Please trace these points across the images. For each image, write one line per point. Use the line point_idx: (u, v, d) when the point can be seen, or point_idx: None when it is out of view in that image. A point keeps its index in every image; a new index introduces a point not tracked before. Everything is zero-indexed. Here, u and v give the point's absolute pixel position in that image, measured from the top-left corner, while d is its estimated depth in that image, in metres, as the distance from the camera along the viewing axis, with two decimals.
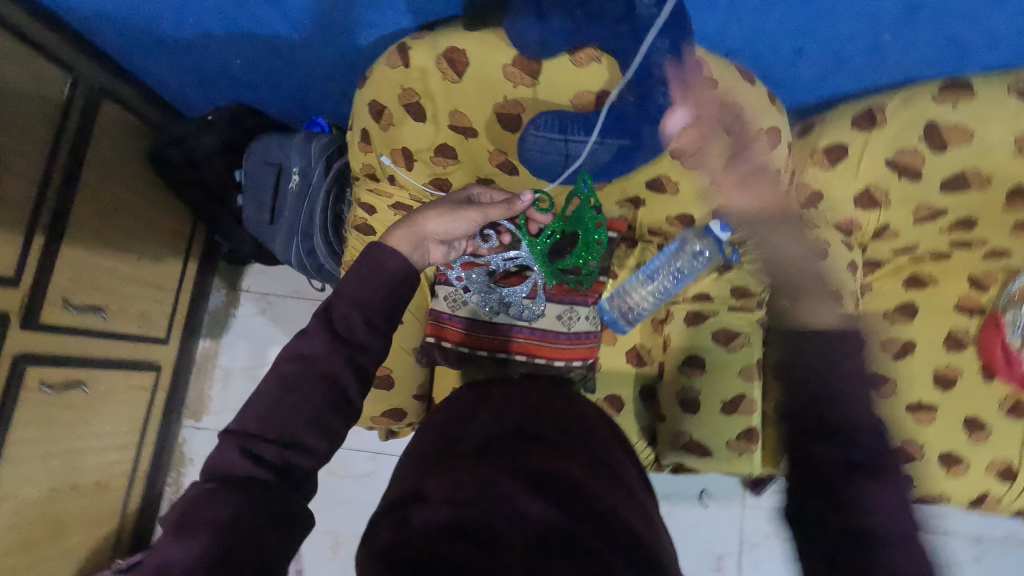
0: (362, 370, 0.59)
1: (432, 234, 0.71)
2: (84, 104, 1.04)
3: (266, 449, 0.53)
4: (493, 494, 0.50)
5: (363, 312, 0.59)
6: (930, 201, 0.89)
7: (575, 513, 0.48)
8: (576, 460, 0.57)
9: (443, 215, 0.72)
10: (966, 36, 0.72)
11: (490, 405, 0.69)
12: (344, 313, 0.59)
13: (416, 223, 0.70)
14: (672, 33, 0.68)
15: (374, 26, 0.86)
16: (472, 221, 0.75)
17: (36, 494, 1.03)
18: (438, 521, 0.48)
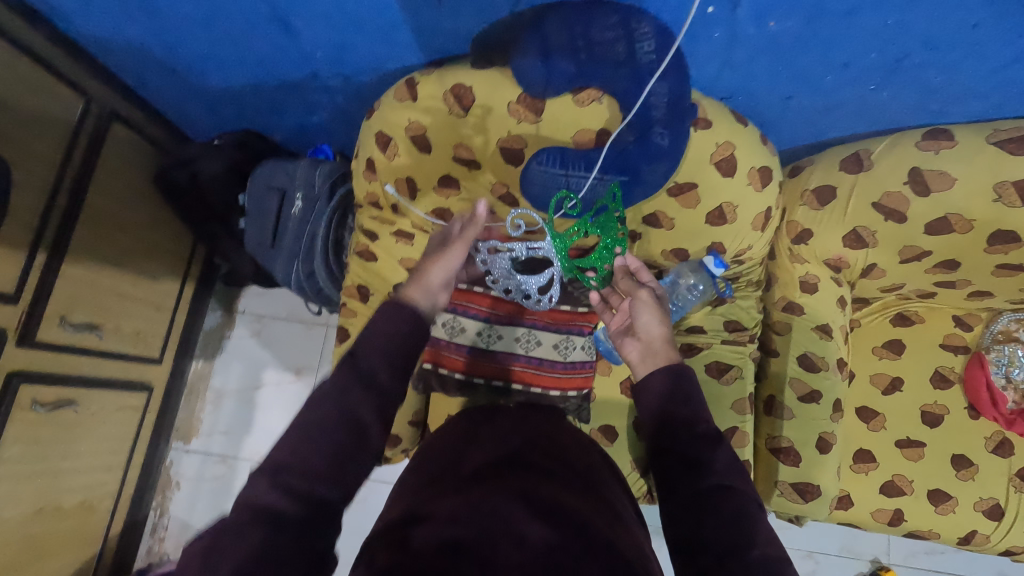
0: (382, 412, 0.59)
1: (439, 283, 0.71)
2: (95, 126, 1.06)
3: (297, 481, 0.54)
4: (488, 513, 0.51)
5: (386, 357, 0.61)
6: (915, 243, 0.92)
7: (573, 540, 0.49)
8: (576, 489, 0.58)
9: (444, 260, 0.72)
10: (946, 90, 0.77)
11: (490, 430, 0.70)
12: (369, 356, 0.60)
13: (421, 277, 0.70)
14: (670, 79, 0.72)
15: (383, 61, 0.89)
16: (463, 252, 0.73)
17: (19, 515, 1.01)
18: (436, 537, 0.49)
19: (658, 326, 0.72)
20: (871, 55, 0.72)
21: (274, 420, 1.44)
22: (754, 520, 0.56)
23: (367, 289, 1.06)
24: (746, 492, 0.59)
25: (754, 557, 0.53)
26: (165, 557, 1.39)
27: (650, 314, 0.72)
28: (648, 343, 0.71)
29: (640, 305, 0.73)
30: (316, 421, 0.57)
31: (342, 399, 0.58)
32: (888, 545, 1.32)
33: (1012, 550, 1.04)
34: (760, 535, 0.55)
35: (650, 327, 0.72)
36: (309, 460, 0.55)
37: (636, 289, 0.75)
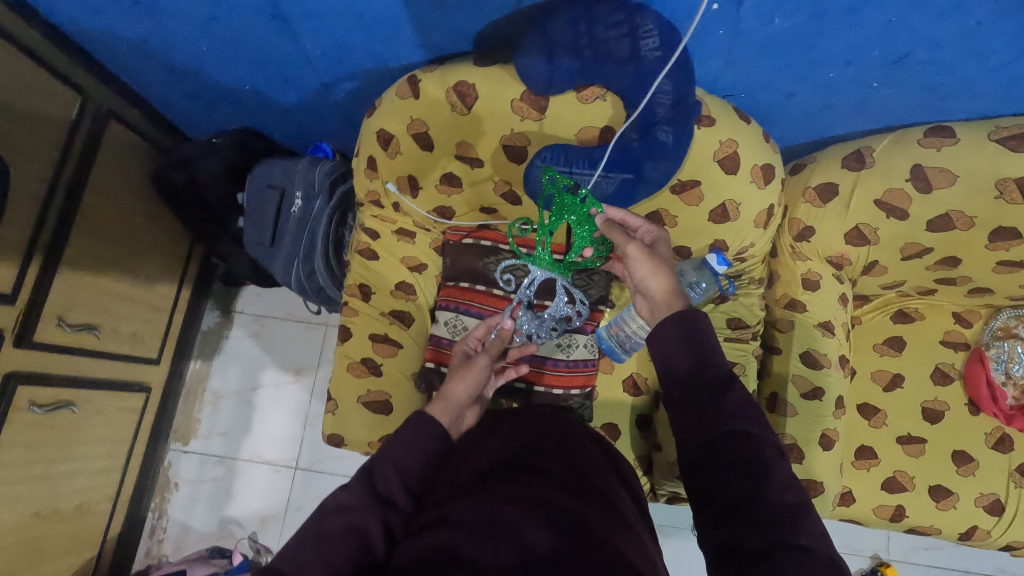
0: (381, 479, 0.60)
1: (463, 396, 0.77)
2: (91, 124, 1.05)
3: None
4: (489, 521, 0.50)
5: (401, 472, 0.60)
6: (917, 239, 0.92)
7: (575, 544, 0.48)
8: (580, 494, 0.57)
9: (463, 377, 0.79)
10: (948, 87, 0.77)
11: (495, 436, 0.69)
12: (384, 471, 0.60)
13: (445, 394, 0.77)
14: (676, 76, 0.72)
15: (384, 59, 0.89)
16: (484, 367, 0.82)
17: (17, 518, 1.00)
18: (443, 540, 0.49)
19: (656, 279, 0.68)
20: (875, 51, 0.72)
21: (273, 421, 1.43)
22: (770, 468, 0.53)
23: (369, 289, 1.05)
24: (761, 435, 0.55)
25: (767, 509, 0.51)
26: (163, 559, 1.38)
27: (647, 269, 0.69)
28: (652, 301, 0.68)
29: (633, 261, 0.71)
30: (324, 535, 0.54)
31: (346, 513, 0.56)
32: (888, 541, 1.33)
33: (1012, 544, 1.04)
34: (775, 482, 0.52)
35: (651, 284, 0.68)
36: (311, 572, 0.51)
37: (625, 242, 0.71)
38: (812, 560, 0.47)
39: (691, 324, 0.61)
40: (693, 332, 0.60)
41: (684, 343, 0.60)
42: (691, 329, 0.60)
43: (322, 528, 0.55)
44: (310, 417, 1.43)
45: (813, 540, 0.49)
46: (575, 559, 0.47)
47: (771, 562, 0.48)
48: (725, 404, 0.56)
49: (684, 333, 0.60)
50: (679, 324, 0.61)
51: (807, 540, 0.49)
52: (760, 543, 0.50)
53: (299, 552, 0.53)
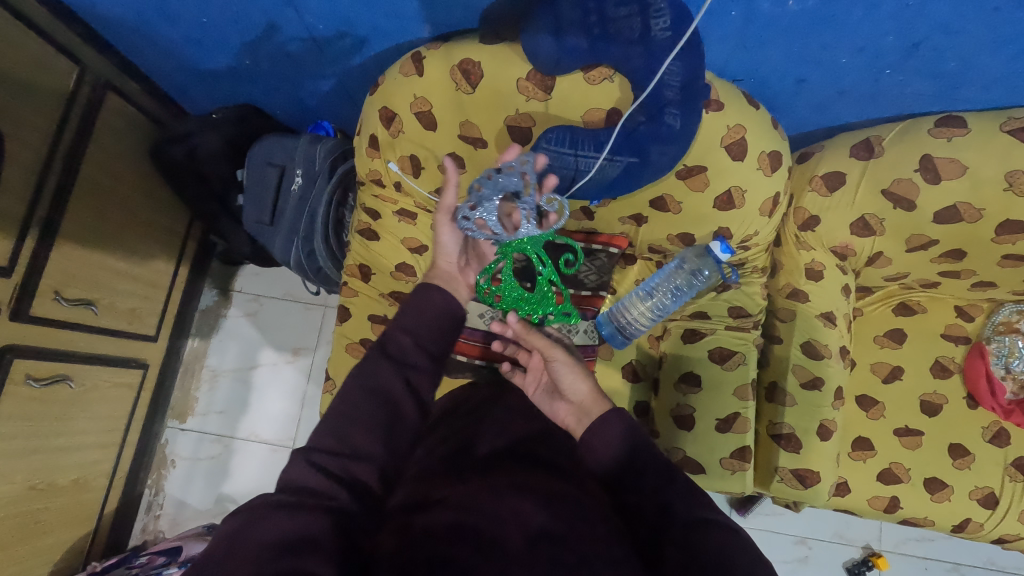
0: (415, 390, 0.61)
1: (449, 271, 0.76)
2: (89, 95, 1.04)
3: (328, 461, 0.55)
4: (495, 512, 0.52)
5: (416, 340, 0.63)
6: (922, 231, 0.91)
7: (569, 525, 0.52)
8: (578, 484, 0.59)
9: (446, 246, 0.76)
10: (962, 76, 0.76)
11: (498, 414, 0.71)
12: (397, 340, 0.62)
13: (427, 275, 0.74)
14: (686, 57, 0.70)
15: (388, 35, 0.87)
16: (450, 229, 0.75)
17: (14, 491, 1.00)
18: (440, 523, 0.51)
19: (581, 383, 0.67)
20: (889, 37, 0.70)
21: (272, 401, 1.43)
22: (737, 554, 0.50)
23: (369, 269, 1.05)
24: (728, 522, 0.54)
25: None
26: (160, 535, 1.38)
27: (571, 371, 0.67)
28: (577, 403, 0.67)
29: (557, 368, 0.68)
30: (347, 404, 0.58)
31: (370, 379, 0.59)
32: (880, 532, 1.34)
33: (1004, 538, 1.05)
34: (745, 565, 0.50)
35: (575, 388, 0.67)
36: (347, 444, 0.56)
37: (551, 349, 0.68)
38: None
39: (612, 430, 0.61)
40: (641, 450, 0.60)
41: (623, 436, 0.61)
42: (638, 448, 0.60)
43: (348, 395, 0.59)
44: (308, 399, 1.43)
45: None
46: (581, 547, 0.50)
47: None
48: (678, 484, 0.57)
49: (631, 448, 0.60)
50: (619, 423, 0.62)
51: None
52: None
53: (332, 427, 0.57)
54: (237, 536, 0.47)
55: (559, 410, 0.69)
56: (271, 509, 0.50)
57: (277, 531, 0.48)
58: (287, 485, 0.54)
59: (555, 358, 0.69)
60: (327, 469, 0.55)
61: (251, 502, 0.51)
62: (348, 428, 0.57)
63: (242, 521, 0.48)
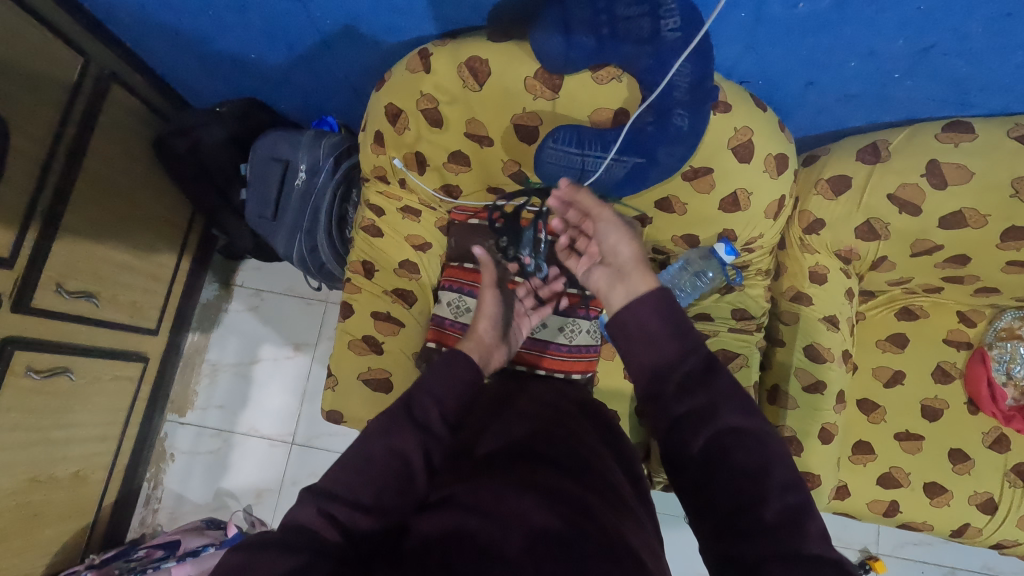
0: (429, 460, 0.60)
1: (488, 334, 0.80)
2: (93, 86, 1.03)
3: (339, 510, 0.54)
4: (495, 507, 0.50)
5: (440, 407, 0.64)
6: (927, 236, 0.91)
7: (572, 524, 0.48)
8: (587, 481, 0.55)
9: (487, 313, 0.82)
10: (970, 81, 0.76)
11: (494, 416, 0.66)
12: (423, 404, 0.63)
13: (473, 335, 0.80)
14: (696, 59, 0.70)
15: (396, 31, 0.87)
16: (493, 296, 0.83)
17: (14, 483, 1.00)
18: (436, 529, 0.49)
19: (626, 248, 0.70)
20: (900, 40, 0.70)
21: (271, 396, 1.43)
22: (767, 467, 0.52)
23: (372, 266, 1.04)
24: (756, 431, 0.54)
25: (768, 520, 0.49)
26: (158, 529, 1.38)
27: (616, 233, 0.71)
28: (617, 266, 0.69)
29: (605, 227, 0.72)
30: (367, 456, 0.58)
31: (391, 439, 0.59)
32: (878, 536, 1.34)
33: (1002, 543, 1.05)
34: (776, 483, 0.51)
35: (619, 249, 0.70)
36: (356, 492, 0.55)
37: (597, 210, 0.72)
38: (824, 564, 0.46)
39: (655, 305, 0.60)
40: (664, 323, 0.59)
41: (660, 316, 0.60)
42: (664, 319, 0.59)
43: (366, 451, 0.58)
44: (308, 393, 1.43)
45: (818, 545, 0.48)
46: (582, 549, 0.46)
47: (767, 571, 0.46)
48: (715, 389, 0.56)
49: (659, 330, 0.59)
50: (656, 301, 0.60)
51: (814, 545, 0.48)
52: (755, 552, 0.48)
53: (342, 475, 0.56)
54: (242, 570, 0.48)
55: (597, 275, 0.72)
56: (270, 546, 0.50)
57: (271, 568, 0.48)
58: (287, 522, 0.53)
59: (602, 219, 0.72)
60: (335, 517, 0.53)
61: (253, 539, 0.51)
62: (356, 478, 0.56)
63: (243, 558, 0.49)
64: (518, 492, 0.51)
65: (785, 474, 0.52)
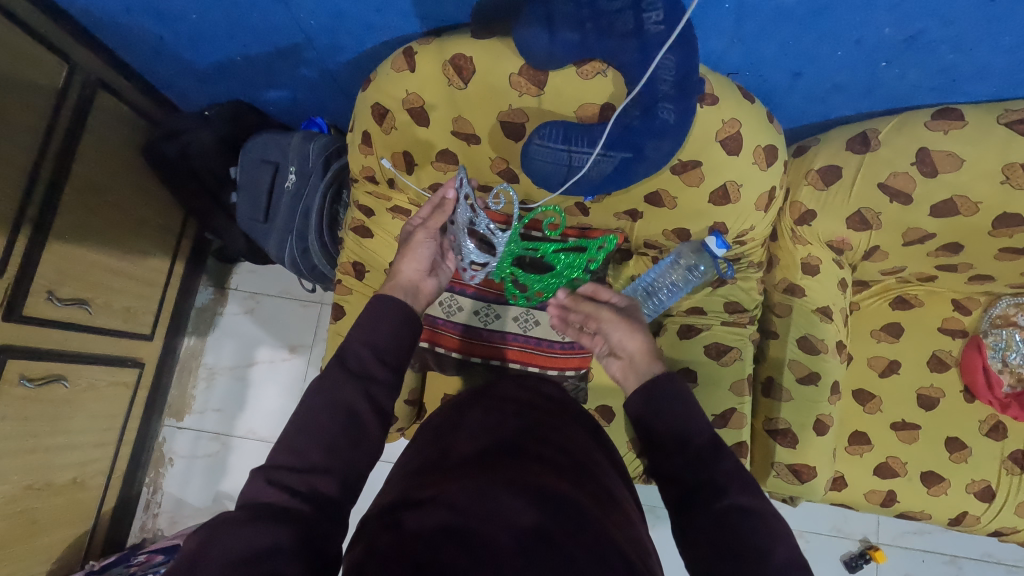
0: (378, 407, 0.62)
1: (412, 273, 0.78)
2: (80, 93, 1.03)
3: (289, 478, 0.55)
4: (487, 516, 0.48)
5: (377, 355, 0.64)
6: (919, 225, 0.91)
7: (562, 525, 0.48)
8: (578, 480, 0.56)
9: (415, 253, 0.79)
10: (958, 68, 0.75)
11: (479, 414, 0.66)
12: (357, 352, 0.63)
13: (393, 276, 0.77)
14: (679, 50, 0.69)
15: (381, 30, 0.86)
16: (427, 239, 0.80)
17: (11, 491, 1.00)
18: (430, 524, 0.48)
19: (631, 340, 0.74)
20: (885, 29, 0.70)
21: (268, 398, 1.43)
22: (772, 546, 0.54)
23: (363, 266, 1.04)
24: (764, 515, 0.56)
25: None
26: (158, 533, 1.38)
27: (621, 329, 0.74)
28: (627, 359, 0.73)
29: (608, 325, 0.75)
30: (309, 414, 0.59)
31: (333, 393, 0.60)
32: (878, 525, 1.34)
33: (1001, 530, 1.05)
34: (779, 560, 0.53)
35: (627, 344, 0.74)
36: (307, 455, 0.56)
37: (596, 309, 0.76)
38: None
39: (662, 394, 0.65)
40: (671, 405, 0.64)
41: (666, 402, 0.64)
42: (670, 402, 0.64)
43: (309, 408, 0.59)
44: (305, 395, 1.43)
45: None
46: (571, 550, 0.46)
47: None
48: (719, 471, 0.59)
49: (666, 408, 0.64)
50: (665, 384, 0.66)
51: None
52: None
53: (294, 442, 0.57)
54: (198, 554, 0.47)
55: (610, 365, 0.76)
56: (236, 524, 0.50)
57: (237, 543, 0.48)
58: (248, 501, 0.54)
59: (604, 318, 0.76)
60: (286, 484, 0.54)
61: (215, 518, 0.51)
62: (311, 445, 0.57)
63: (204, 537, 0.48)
64: (509, 497, 0.50)
65: (789, 552, 0.54)
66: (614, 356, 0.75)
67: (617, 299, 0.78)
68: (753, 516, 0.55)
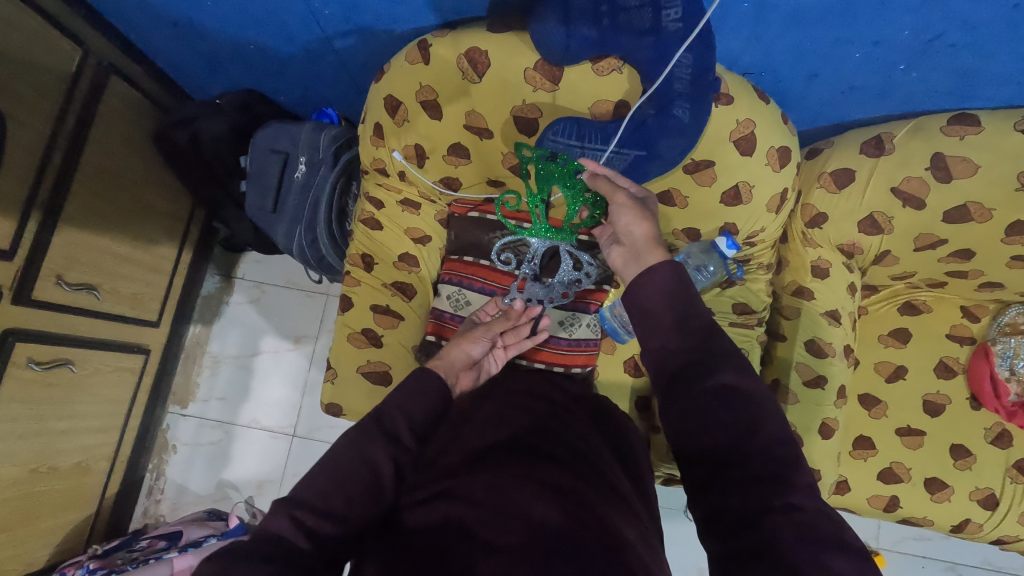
0: (399, 467, 0.60)
1: (461, 359, 0.81)
2: (92, 78, 1.03)
3: (308, 517, 0.54)
4: (487, 510, 0.49)
5: (408, 418, 0.64)
6: (931, 230, 0.91)
7: (572, 521, 0.48)
8: (582, 474, 0.55)
9: (467, 339, 0.85)
10: (976, 73, 0.75)
11: (488, 409, 0.66)
12: (393, 416, 0.64)
13: (444, 355, 0.81)
14: (698, 49, 0.69)
15: (396, 22, 0.86)
16: (483, 339, 0.87)
17: (14, 474, 1.01)
18: (429, 523, 0.49)
19: (640, 226, 0.66)
20: (904, 31, 0.69)
21: (272, 388, 1.43)
22: (761, 422, 0.49)
23: (371, 259, 1.04)
24: (755, 392, 0.51)
25: (757, 470, 0.47)
26: (161, 519, 1.39)
27: (633, 216, 0.67)
28: (631, 246, 0.66)
29: (618, 208, 0.68)
30: (335, 465, 0.58)
31: (363, 449, 0.59)
32: (877, 530, 1.34)
33: (1003, 539, 1.04)
34: (767, 437, 0.48)
35: (634, 232, 0.66)
36: (329, 501, 0.55)
37: (612, 191, 0.69)
38: (807, 522, 0.44)
39: (660, 281, 0.58)
40: (664, 296, 0.57)
41: (664, 292, 0.57)
42: (666, 293, 0.57)
43: (337, 459, 0.59)
44: (309, 386, 1.43)
45: (804, 497, 0.46)
46: (582, 549, 0.46)
47: (767, 522, 0.44)
48: (714, 352, 0.53)
49: (655, 301, 0.57)
50: (663, 274, 0.58)
51: (800, 497, 0.46)
52: (748, 505, 0.46)
53: (317, 484, 0.57)
54: None
55: (611, 255, 0.68)
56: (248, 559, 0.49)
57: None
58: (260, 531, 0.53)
59: (619, 200, 0.69)
60: (305, 526, 0.53)
61: (222, 549, 0.51)
62: (326, 485, 0.57)
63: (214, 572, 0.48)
64: (510, 493, 0.50)
65: (779, 430, 0.49)
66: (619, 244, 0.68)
67: (637, 188, 0.71)
68: (733, 383, 0.51)
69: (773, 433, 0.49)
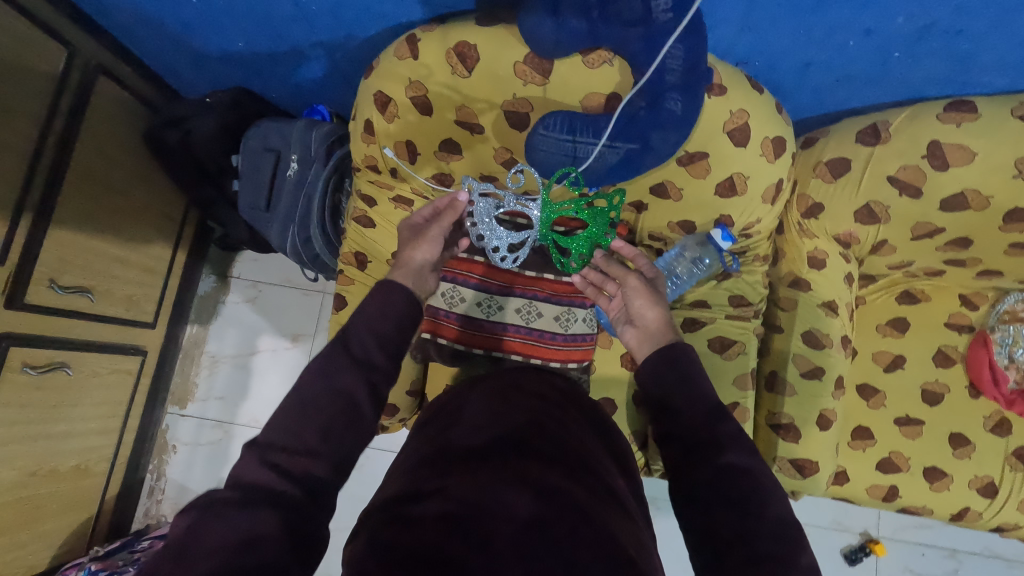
0: (376, 392, 0.62)
1: (423, 263, 0.80)
2: (80, 78, 1.02)
3: (284, 460, 0.55)
4: (480, 508, 0.48)
5: (377, 337, 0.64)
6: (928, 219, 0.90)
7: (563, 520, 0.48)
8: (575, 473, 0.55)
9: (427, 240, 0.81)
10: (973, 58, 0.73)
11: (484, 404, 0.66)
12: (362, 339, 0.63)
13: (404, 261, 0.79)
14: (688, 40, 0.67)
15: (384, 17, 0.85)
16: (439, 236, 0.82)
17: (14, 477, 1.01)
18: (425, 518, 0.48)
19: (651, 312, 0.80)
20: (899, 19, 0.68)
21: (270, 387, 1.43)
22: (766, 502, 0.55)
23: (365, 257, 1.03)
24: (759, 472, 0.57)
25: (761, 542, 0.52)
26: (162, 519, 1.39)
27: (641, 299, 0.82)
28: (643, 327, 0.80)
29: (631, 291, 0.83)
30: (310, 401, 0.58)
31: (335, 379, 0.60)
32: (877, 519, 1.34)
33: (1002, 527, 1.04)
34: (770, 517, 0.54)
35: (645, 315, 0.80)
36: (303, 438, 0.56)
37: (626, 275, 0.84)
38: None
39: (679, 355, 0.69)
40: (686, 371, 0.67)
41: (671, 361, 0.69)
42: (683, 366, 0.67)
43: (307, 394, 0.59)
44: None
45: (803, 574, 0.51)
46: (571, 547, 0.46)
47: None
48: (722, 431, 0.60)
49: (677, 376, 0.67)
50: (671, 353, 0.69)
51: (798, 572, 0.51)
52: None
53: (287, 423, 0.57)
54: (189, 537, 0.47)
55: (626, 334, 0.83)
56: (229, 505, 0.50)
57: (227, 528, 0.48)
58: (236, 481, 0.54)
59: (630, 285, 0.83)
60: (281, 467, 0.54)
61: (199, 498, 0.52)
62: (303, 422, 0.57)
63: (192, 519, 0.49)
64: (504, 492, 0.50)
65: (778, 511, 0.55)
66: (630, 324, 0.82)
67: (647, 270, 0.86)
68: (743, 462, 0.58)
69: (773, 513, 0.55)
